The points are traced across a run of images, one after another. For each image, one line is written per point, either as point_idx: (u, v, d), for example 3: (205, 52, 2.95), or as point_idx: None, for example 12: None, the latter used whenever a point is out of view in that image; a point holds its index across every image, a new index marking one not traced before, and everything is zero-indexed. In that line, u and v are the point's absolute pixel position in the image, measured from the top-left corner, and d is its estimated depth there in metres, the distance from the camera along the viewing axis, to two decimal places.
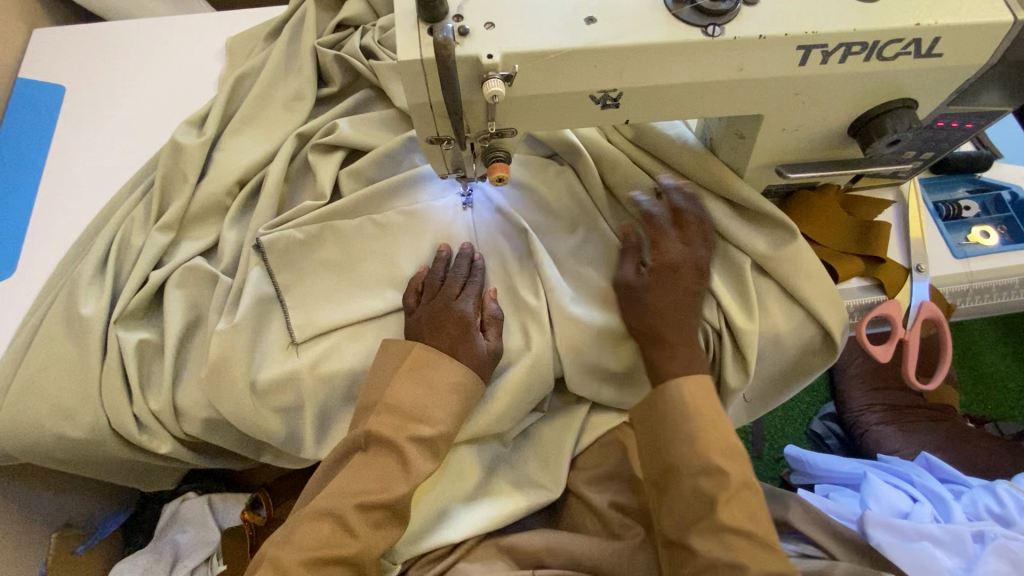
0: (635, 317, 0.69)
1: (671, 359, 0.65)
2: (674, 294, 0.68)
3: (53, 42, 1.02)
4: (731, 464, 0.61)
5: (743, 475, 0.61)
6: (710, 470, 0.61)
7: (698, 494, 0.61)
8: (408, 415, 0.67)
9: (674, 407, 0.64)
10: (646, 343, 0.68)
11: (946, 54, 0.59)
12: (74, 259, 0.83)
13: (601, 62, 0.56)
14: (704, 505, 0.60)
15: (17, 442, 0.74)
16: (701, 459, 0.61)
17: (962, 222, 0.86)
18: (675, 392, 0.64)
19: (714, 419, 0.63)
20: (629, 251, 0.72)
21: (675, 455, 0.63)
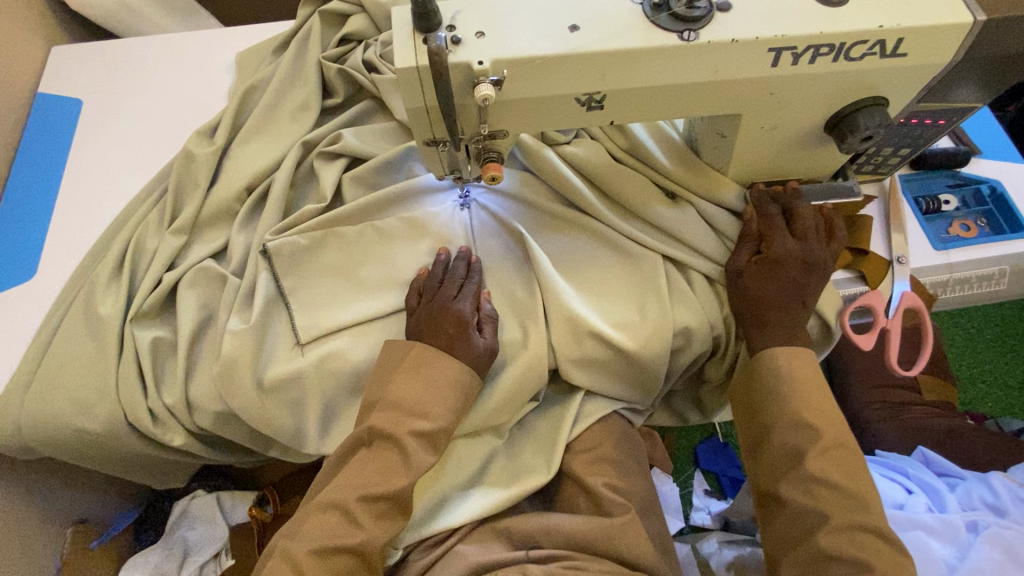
0: (737, 299, 0.77)
1: (766, 335, 0.74)
2: (775, 284, 0.74)
3: (71, 58, 1.08)
4: (828, 425, 0.69)
5: (836, 437, 0.68)
6: (800, 426, 0.69)
7: (789, 450, 0.69)
8: (409, 410, 0.71)
9: (768, 374, 0.73)
10: (747, 325, 0.76)
11: (911, 54, 0.63)
12: (91, 262, 0.87)
13: (586, 68, 0.60)
14: (792, 458, 0.69)
15: (39, 436, 0.78)
16: (793, 417, 0.70)
17: (941, 217, 0.90)
18: (781, 364, 0.72)
19: (806, 384, 0.71)
20: (747, 240, 0.78)
21: (772, 413, 0.72)
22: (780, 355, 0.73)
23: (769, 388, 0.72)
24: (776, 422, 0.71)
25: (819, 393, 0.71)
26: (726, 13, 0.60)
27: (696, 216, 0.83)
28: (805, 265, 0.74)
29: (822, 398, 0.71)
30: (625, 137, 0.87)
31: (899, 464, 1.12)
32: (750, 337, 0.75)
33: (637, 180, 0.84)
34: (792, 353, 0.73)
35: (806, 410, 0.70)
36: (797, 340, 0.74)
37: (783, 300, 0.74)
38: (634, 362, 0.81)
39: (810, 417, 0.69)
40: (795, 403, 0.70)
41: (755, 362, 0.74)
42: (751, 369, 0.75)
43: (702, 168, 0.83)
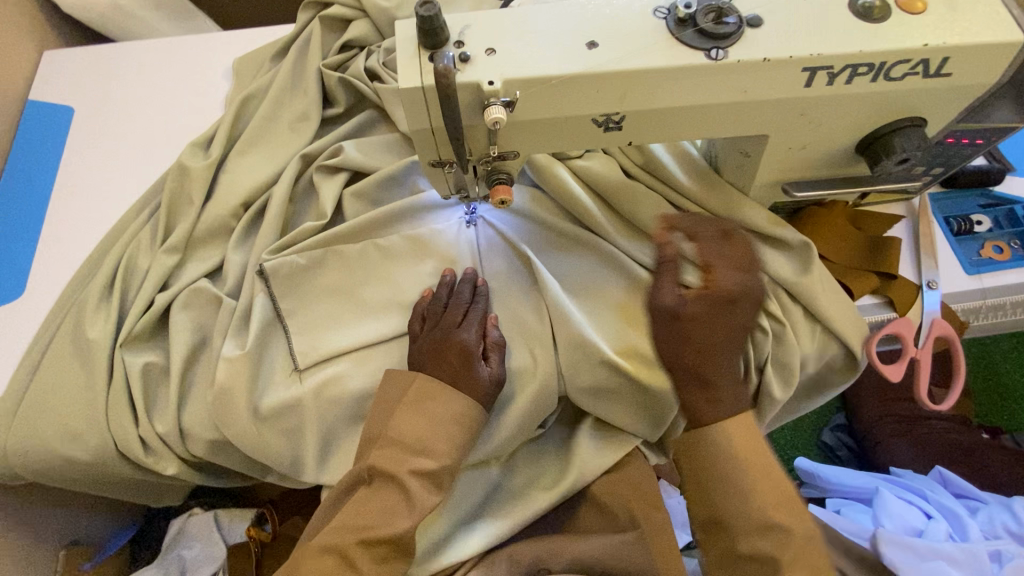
0: (686, 353, 0.68)
1: (716, 405, 0.67)
2: (723, 331, 0.68)
3: (62, 63, 1.04)
4: (790, 516, 0.63)
5: (801, 529, 0.63)
6: (763, 528, 0.63)
7: (757, 555, 0.62)
8: (411, 447, 0.67)
9: (719, 459, 0.66)
10: (686, 379, 0.69)
11: (955, 73, 0.58)
12: (81, 281, 0.83)
13: (604, 88, 0.56)
14: (761, 564, 0.62)
15: (25, 465, 0.74)
16: (758, 517, 0.63)
17: (973, 238, 0.84)
18: (721, 444, 0.66)
19: (752, 460, 0.65)
20: (666, 266, 0.73)
21: (729, 511, 0.65)
22: (728, 431, 0.67)
23: (722, 475, 0.66)
24: (740, 523, 0.63)
25: (771, 479, 0.65)
26: (757, 29, 0.56)
27: (714, 237, 0.78)
28: (748, 298, 0.71)
29: (773, 483, 0.65)
30: (639, 153, 0.82)
31: (916, 485, 1.07)
32: (693, 408, 0.68)
33: (651, 199, 0.80)
34: (734, 434, 0.66)
35: (769, 508, 0.64)
36: (716, 400, 0.67)
37: (701, 346, 0.68)
38: (647, 392, 0.77)
39: (774, 513, 0.63)
40: (759, 499, 0.64)
41: (704, 441, 0.67)
42: (692, 446, 0.68)
43: (721, 186, 0.78)
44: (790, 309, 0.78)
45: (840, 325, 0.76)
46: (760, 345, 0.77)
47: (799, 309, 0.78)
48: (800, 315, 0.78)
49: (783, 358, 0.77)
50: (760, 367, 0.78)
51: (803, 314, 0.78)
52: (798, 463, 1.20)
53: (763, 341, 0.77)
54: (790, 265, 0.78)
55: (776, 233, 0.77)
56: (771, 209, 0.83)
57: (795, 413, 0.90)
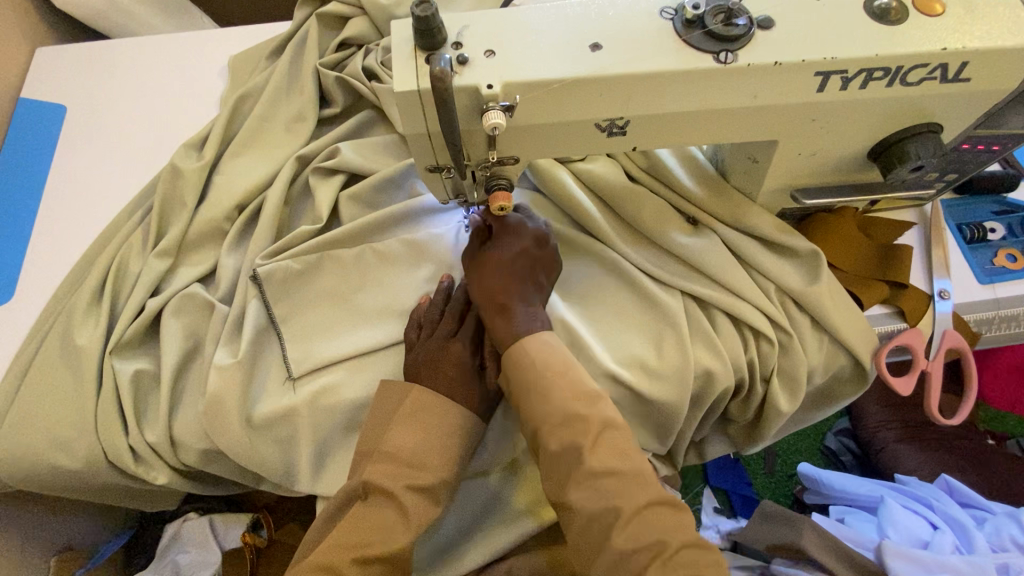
0: (484, 282, 0.66)
1: (508, 321, 0.63)
2: (509, 253, 0.66)
3: (55, 60, 1.02)
4: (587, 407, 0.59)
5: (604, 415, 0.59)
6: (568, 420, 0.58)
7: (564, 451, 0.57)
8: (405, 462, 0.65)
9: (524, 368, 0.61)
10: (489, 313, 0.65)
11: (974, 79, 0.56)
12: (71, 286, 0.82)
13: (607, 92, 0.54)
14: (568, 460, 0.57)
15: (13, 474, 0.73)
16: (557, 411, 0.59)
17: (986, 246, 0.82)
18: (527, 356, 0.62)
19: (551, 367, 0.61)
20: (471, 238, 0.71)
21: (536, 412, 0.59)
22: (536, 342, 0.62)
23: (534, 386, 0.60)
24: (543, 421, 0.59)
25: (567, 373, 0.61)
26: (768, 31, 0.54)
27: (720, 244, 0.76)
28: (535, 240, 0.69)
29: (572, 382, 0.60)
30: (643, 157, 0.81)
31: (922, 495, 1.05)
32: (495, 329, 0.64)
33: (654, 204, 0.78)
34: (539, 342, 0.62)
35: (566, 399, 0.59)
36: (501, 311, 0.64)
37: (507, 272, 0.66)
38: (649, 403, 0.75)
39: (571, 405, 0.59)
40: (557, 394, 0.59)
41: (507, 361, 0.63)
42: (504, 358, 0.63)
43: (727, 192, 0.77)
44: (797, 319, 0.76)
45: (849, 335, 0.74)
46: (768, 357, 0.75)
47: (807, 319, 0.76)
48: (808, 325, 0.75)
49: (790, 370, 0.75)
50: (767, 379, 0.76)
51: (811, 324, 0.76)
52: (799, 469, 1.20)
53: (770, 353, 0.75)
54: (798, 273, 0.75)
55: (783, 240, 0.75)
56: (779, 215, 0.81)
57: (803, 424, 0.88)
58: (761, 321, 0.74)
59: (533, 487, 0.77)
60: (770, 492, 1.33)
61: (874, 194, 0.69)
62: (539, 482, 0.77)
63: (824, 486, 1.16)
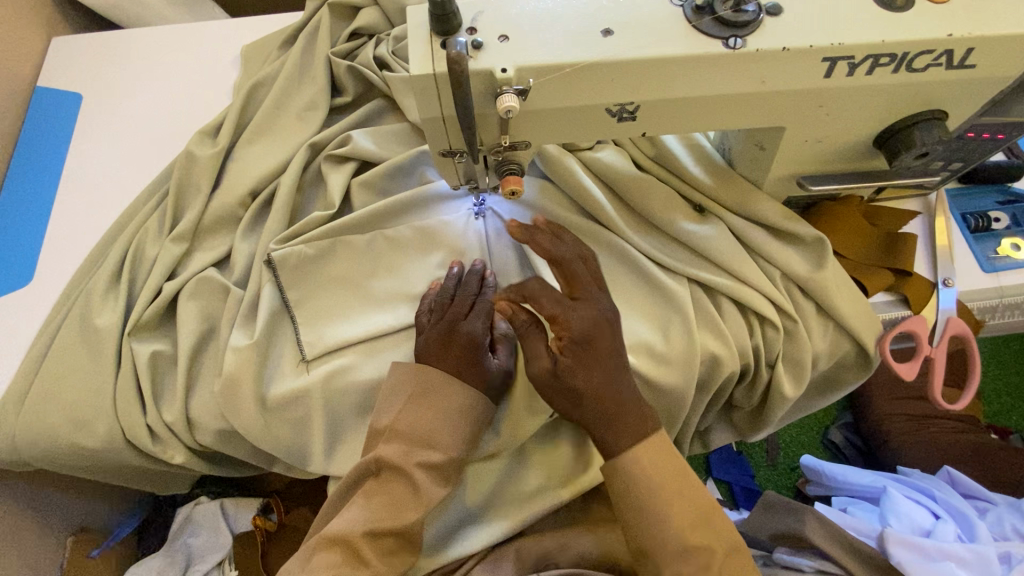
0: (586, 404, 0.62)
1: (619, 433, 0.62)
2: (593, 368, 0.62)
3: (70, 49, 1.03)
4: (706, 535, 0.60)
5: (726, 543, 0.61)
6: (688, 552, 0.59)
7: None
8: (417, 440, 0.67)
9: (636, 492, 0.62)
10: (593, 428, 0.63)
11: (979, 65, 0.57)
12: (89, 269, 0.83)
13: (619, 77, 0.55)
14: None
15: (34, 452, 0.75)
16: (675, 542, 0.60)
17: (991, 235, 0.83)
18: (641, 478, 0.61)
19: (664, 488, 0.61)
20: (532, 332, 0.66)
21: (655, 540, 0.60)
22: (645, 458, 0.62)
23: (657, 517, 0.60)
24: (661, 552, 0.60)
25: (680, 494, 0.61)
26: (777, 18, 0.55)
27: (727, 232, 0.77)
28: (608, 325, 0.64)
29: (692, 496, 0.62)
30: (651, 144, 0.81)
31: (924, 485, 1.07)
32: (604, 441, 0.63)
33: (662, 192, 0.79)
34: (646, 460, 0.62)
35: (684, 533, 0.60)
36: (609, 423, 0.62)
37: (604, 391, 0.62)
38: (655, 387, 0.76)
39: (688, 537, 0.60)
40: (674, 524, 0.60)
41: (614, 474, 0.62)
42: (615, 477, 0.63)
43: (733, 179, 0.78)
44: (802, 305, 0.77)
45: (854, 321, 0.75)
46: (774, 343, 0.76)
47: (812, 306, 0.77)
48: (812, 311, 0.77)
49: (795, 356, 0.76)
50: (773, 363, 0.77)
51: (817, 310, 0.77)
52: (802, 460, 1.21)
53: (776, 339, 0.76)
54: (804, 260, 0.76)
55: (789, 227, 0.76)
56: (786, 204, 0.82)
57: (805, 410, 0.89)
58: (767, 305, 0.75)
59: (540, 469, 0.79)
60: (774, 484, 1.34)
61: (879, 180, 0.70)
62: (547, 464, 0.79)
63: (827, 478, 1.17)
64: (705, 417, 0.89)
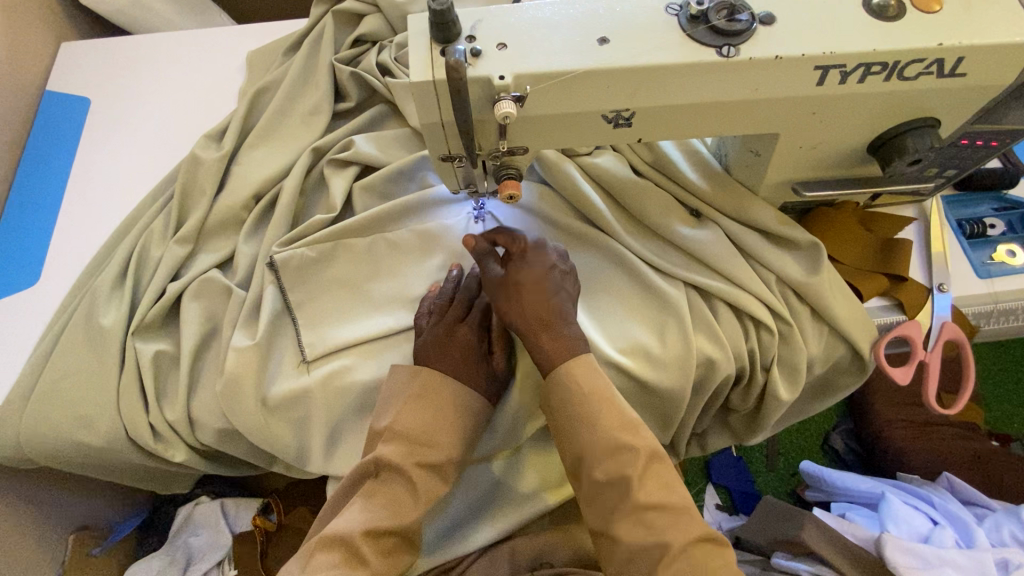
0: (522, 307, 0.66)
1: (555, 343, 0.66)
2: (526, 290, 0.65)
3: (80, 55, 1.05)
4: (634, 437, 0.62)
5: (651, 448, 0.62)
6: (615, 451, 0.61)
7: (610, 482, 0.60)
8: (415, 440, 0.68)
9: (569, 397, 0.64)
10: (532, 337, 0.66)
11: (969, 74, 0.58)
12: (94, 270, 0.85)
13: (614, 84, 0.56)
14: (618, 490, 0.60)
15: (37, 449, 0.76)
16: (605, 441, 0.61)
17: (986, 241, 0.83)
18: (572, 388, 0.64)
19: (596, 393, 0.64)
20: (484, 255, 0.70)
21: (585, 440, 0.62)
22: (582, 364, 0.65)
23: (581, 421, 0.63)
24: (592, 449, 0.62)
25: (610, 399, 0.64)
26: (770, 27, 0.56)
27: (723, 236, 0.78)
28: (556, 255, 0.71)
29: (616, 412, 0.63)
30: (648, 150, 0.82)
31: (923, 492, 1.07)
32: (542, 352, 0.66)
33: (659, 197, 0.79)
34: (585, 365, 0.65)
35: (612, 430, 0.62)
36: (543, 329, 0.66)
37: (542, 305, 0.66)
38: (651, 389, 0.77)
39: (618, 435, 0.61)
40: (602, 424, 0.62)
41: (552, 383, 0.66)
42: (559, 380, 0.65)
43: (729, 184, 0.78)
44: (797, 309, 0.77)
45: (848, 326, 0.76)
46: (769, 347, 0.77)
47: (808, 310, 0.78)
48: (807, 316, 0.77)
49: (790, 359, 0.77)
50: (768, 368, 0.78)
51: (812, 315, 0.78)
52: (802, 466, 1.20)
53: (771, 342, 0.77)
54: (799, 265, 0.77)
55: (785, 233, 0.77)
56: (782, 209, 0.83)
57: (803, 415, 0.90)
58: (762, 309, 0.76)
59: (538, 471, 0.79)
60: (773, 489, 1.34)
61: (874, 186, 0.71)
62: (544, 466, 0.80)
63: (826, 483, 1.17)
64: (702, 420, 0.89)
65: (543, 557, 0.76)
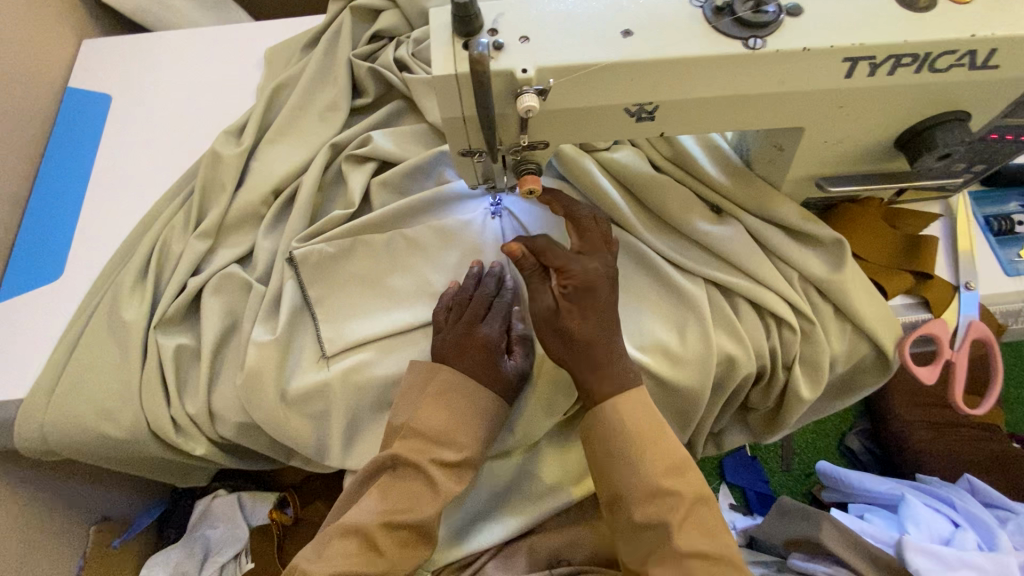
0: (581, 341, 0.66)
1: (602, 381, 0.66)
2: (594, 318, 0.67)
3: (102, 52, 1.06)
4: (677, 481, 0.63)
5: (696, 491, 0.63)
6: (657, 495, 0.62)
7: (650, 524, 0.62)
8: (432, 439, 0.68)
9: (614, 436, 0.65)
10: (581, 368, 0.67)
11: (1003, 65, 0.56)
12: (117, 265, 0.86)
13: (638, 77, 0.55)
14: (657, 533, 0.61)
15: (61, 441, 0.77)
16: (647, 485, 0.63)
17: (1014, 239, 0.81)
18: (618, 422, 0.65)
19: (643, 435, 0.65)
20: (533, 274, 0.69)
21: (627, 483, 0.64)
22: (630, 402, 0.66)
23: (622, 456, 0.64)
24: (635, 491, 0.63)
25: (658, 441, 0.65)
26: (797, 18, 0.55)
27: (745, 233, 0.77)
28: (610, 281, 0.69)
29: (662, 452, 0.64)
30: (667, 145, 0.82)
31: (943, 493, 1.04)
32: (588, 383, 0.67)
33: (679, 193, 0.79)
34: (633, 402, 0.66)
35: (657, 474, 0.63)
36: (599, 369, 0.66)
37: (606, 351, 0.66)
38: (670, 387, 0.76)
39: (662, 480, 0.62)
40: (648, 466, 0.63)
41: (595, 420, 0.67)
42: (599, 419, 0.66)
43: (749, 178, 0.78)
44: (820, 308, 0.76)
45: (873, 325, 0.74)
46: (792, 345, 0.76)
47: (831, 308, 0.76)
48: (830, 314, 0.76)
49: (813, 357, 0.76)
50: (789, 366, 0.77)
51: (835, 313, 0.76)
52: (818, 466, 1.19)
53: (794, 341, 0.76)
54: (822, 262, 0.76)
55: (809, 229, 0.76)
56: (803, 205, 0.81)
57: (820, 414, 0.89)
58: (783, 306, 0.75)
59: (555, 467, 0.79)
60: (789, 489, 1.32)
61: (900, 182, 0.70)
62: (561, 463, 0.79)
63: (843, 483, 1.16)
64: (720, 420, 0.88)
65: (559, 555, 0.76)
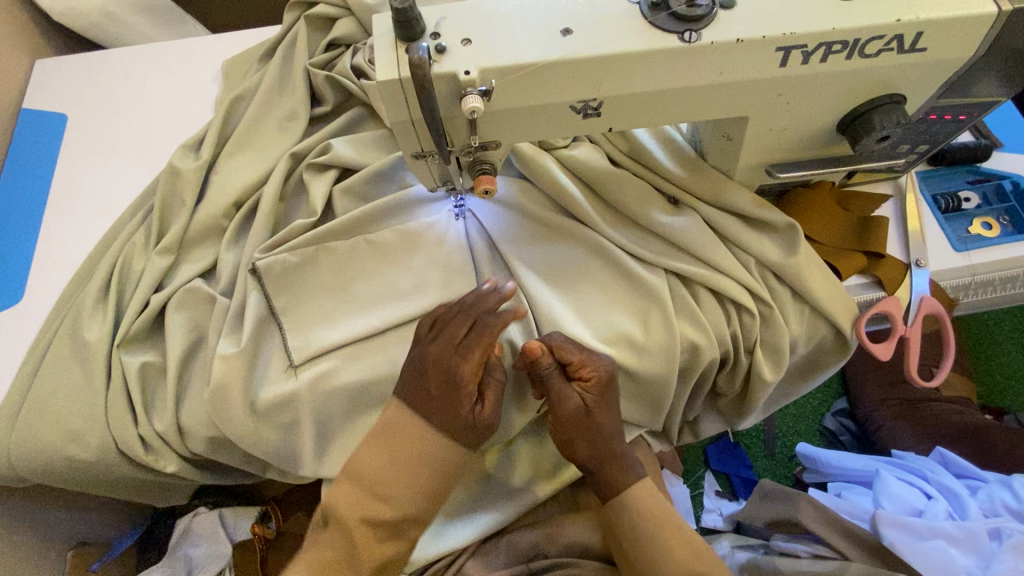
0: (602, 440, 0.70)
1: (621, 475, 0.69)
2: (614, 416, 0.71)
3: (55, 71, 1.05)
4: (701, 562, 0.66)
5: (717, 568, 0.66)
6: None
7: None
8: (370, 488, 0.68)
9: (640, 522, 0.68)
10: (600, 467, 0.70)
11: (930, 48, 0.58)
12: (79, 285, 0.85)
13: (579, 75, 0.56)
14: None
15: (27, 466, 0.76)
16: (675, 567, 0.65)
17: (961, 215, 0.84)
18: (634, 513, 0.68)
19: (661, 521, 0.68)
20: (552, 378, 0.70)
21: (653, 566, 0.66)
22: (646, 490, 0.69)
23: (645, 543, 0.67)
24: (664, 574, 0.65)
25: (679, 526, 0.68)
26: (730, 11, 0.56)
27: (701, 222, 0.79)
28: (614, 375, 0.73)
29: (680, 534, 0.67)
30: (624, 139, 0.83)
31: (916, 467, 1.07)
32: (609, 477, 0.69)
33: (637, 186, 0.80)
34: (649, 491, 0.70)
35: (682, 556, 0.66)
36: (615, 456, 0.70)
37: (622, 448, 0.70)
38: (637, 377, 0.78)
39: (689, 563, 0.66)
40: (673, 548, 0.66)
41: (614, 512, 0.69)
42: (619, 509, 0.69)
43: (703, 168, 0.79)
44: (778, 292, 0.78)
45: (829, 306, 0.76)
46: (755, 329, 0.77)
47: (789, 292, 0.78)
48: (788, 298, 0.78)
49: (774, 340, 0.77)
50: (751, 349, 0.79)
51: (793, 296, 0.78)
52: (799, 448, 1.21)
53: (756, 324, 0.77)
54: (776, 246, 0.78)
55: (762, 215, 0.77)
56: (758, 192, 0.83)
57: (791, 394, 0.90)
58: (743, 292, 0.77)
59: (528, 462, 0.81)
60: (771, 472, 1.34)
61: (847, 165, 0.72)
62: (535, 458, 0.81)
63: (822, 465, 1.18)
64: (690, 407, 0.90)
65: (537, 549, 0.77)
